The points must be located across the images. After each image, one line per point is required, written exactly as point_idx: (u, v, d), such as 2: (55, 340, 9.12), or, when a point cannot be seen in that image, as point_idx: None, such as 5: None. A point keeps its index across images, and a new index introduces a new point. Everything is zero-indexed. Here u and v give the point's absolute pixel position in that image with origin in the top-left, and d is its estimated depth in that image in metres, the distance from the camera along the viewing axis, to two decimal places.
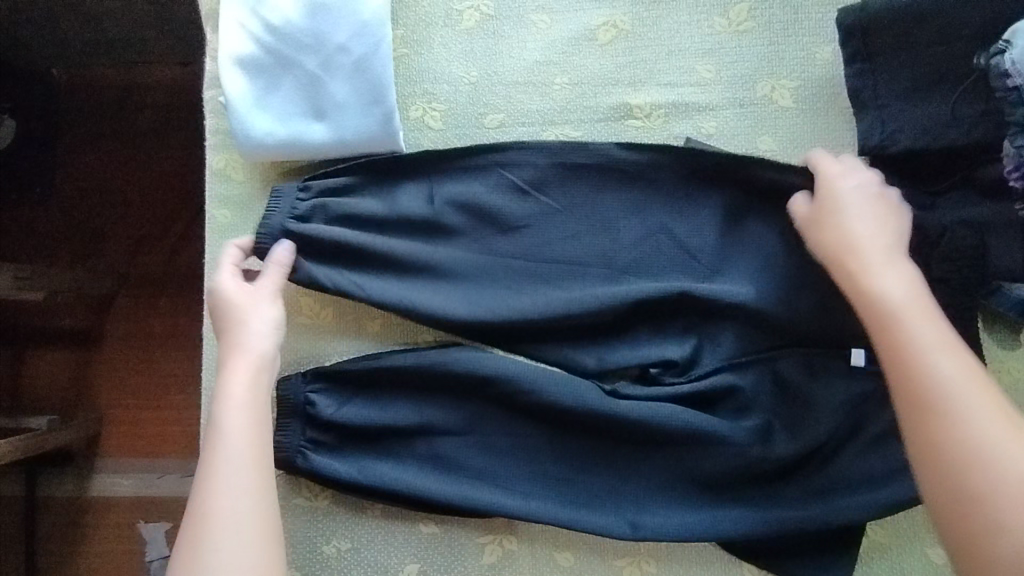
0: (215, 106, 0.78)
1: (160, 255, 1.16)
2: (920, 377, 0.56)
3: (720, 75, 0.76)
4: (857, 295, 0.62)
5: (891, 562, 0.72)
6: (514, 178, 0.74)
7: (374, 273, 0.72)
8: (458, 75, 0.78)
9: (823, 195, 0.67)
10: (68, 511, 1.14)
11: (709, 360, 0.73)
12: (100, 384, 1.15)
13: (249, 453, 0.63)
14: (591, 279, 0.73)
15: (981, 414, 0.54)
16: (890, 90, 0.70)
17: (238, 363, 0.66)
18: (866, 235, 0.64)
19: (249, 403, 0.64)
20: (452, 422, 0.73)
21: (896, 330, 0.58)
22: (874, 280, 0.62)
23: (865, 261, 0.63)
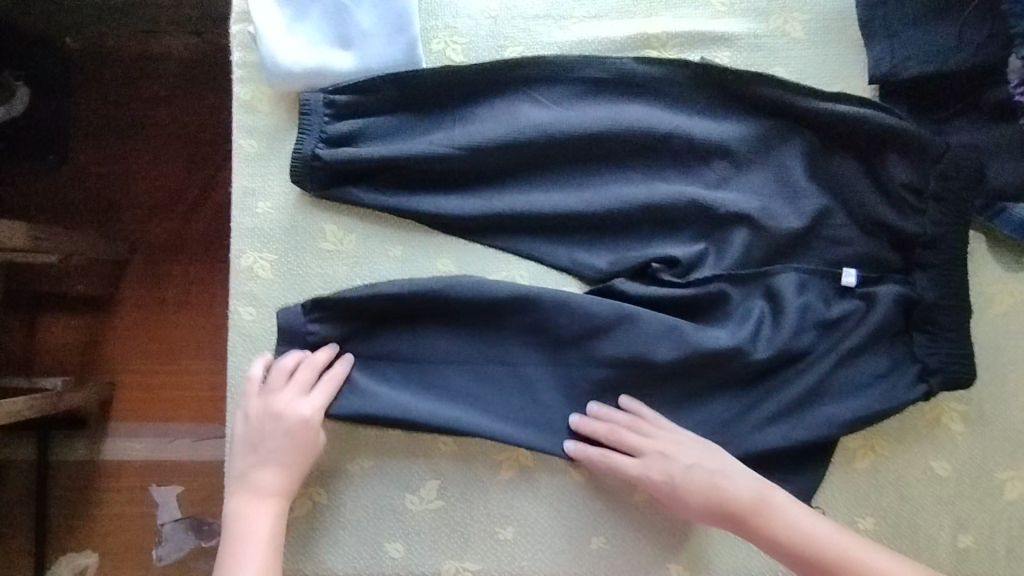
0: (241, 39, 0.80)
1: (174, 218, 1.18)
2: (802, 538, 0.69)
3: (734, 8, 0.79)
4: (700, 510, 0.71)
5: (898, 474, 0.74)
6: (538, 95, 0.78)
7: (399, 178, 0.78)
8: (478, 10, 0.80)
9: (616, 465, 0.73)
10: (80, 477, 1.16)
11: (710, 267, 0.75)
12: (114, 348, 1.18)
13: (267, 559, 0.70)
14: (605, 184, 0.77)
15: (864, 547, 0.68)
16: (898, 19, 0.72)
17: (261, 474, 0.73)
18: (679, 462, 0.72)
19: (267, 511, 0.72)
20: (451, 349, 0.77)
21: (757, 519, 0.70)
22: (733, 520, 0.71)
23: (703, 491, 0.71)
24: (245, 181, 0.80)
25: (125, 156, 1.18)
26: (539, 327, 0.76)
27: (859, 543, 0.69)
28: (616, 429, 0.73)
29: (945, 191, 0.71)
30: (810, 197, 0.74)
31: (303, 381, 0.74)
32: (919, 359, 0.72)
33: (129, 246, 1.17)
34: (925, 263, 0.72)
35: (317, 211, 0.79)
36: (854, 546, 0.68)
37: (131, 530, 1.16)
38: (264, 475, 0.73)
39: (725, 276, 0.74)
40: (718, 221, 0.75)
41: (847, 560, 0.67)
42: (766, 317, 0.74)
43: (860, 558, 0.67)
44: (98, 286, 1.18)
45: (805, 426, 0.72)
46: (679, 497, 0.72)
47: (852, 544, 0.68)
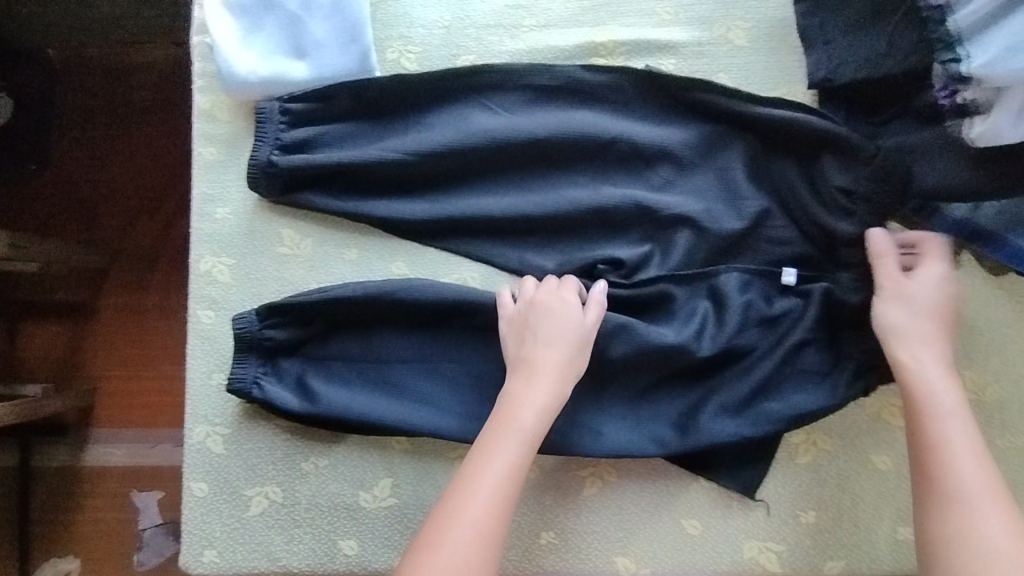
0: (200, 50, 0.82)
1: (150, 227, 1.20)
2: (929, 406, 0.66)
3: (678, 17, 0.81)
4: (938, 344, 0.69)
5: (838, 468, 0.75)
6: (490, 101, 0.80)
7: (354, 183, 0.80)
8: (432, 19, 0.82)
9: (886, 262, 0.71)
10: (60, 482, 1.18)
11: (656, 267, 0.77)
12: (94, 356, 1.19)
13: (527, 449, 0.67)
14: (555, 187, 0.79)
15: (967, 460, 0.64)
16: (836, 26, 0.75)
17: (541, 359, 0.71)
18: (943, 297, 0.70)
19: (552, 387, 0.70)
20: (404, 351, 0.80)
21: (917, 373, 0.68)
22: (911, 347, 0.69)
23: (931, 327, 0.69)
24: (207, 187, 0.82)
25: (100, 166, 1.20)
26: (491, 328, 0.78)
27: (981, 463, 0.64)
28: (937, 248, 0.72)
29: (875, 194, 0.73)
30: (749, 203, 0.77)
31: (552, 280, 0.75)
32: (855, 356, 0.74)
33: (110, 254, 1.19)
34: (849, 263, 0.75)
35: (274, 216, 0.81)
36: (966, 448, 0.64)
37: (114, 535, 1.17)
38: (546, 356, 0.71)
39: (667, 276, 0.76)
40: (663, 223, 0.77)
41: (948, 450, 0.64)
42: (710, 315, 0.76)
43: (955, 457, 0.64)
44: (81, 295, 1.20)
45: (749, 419, 0.74)
46: (925, 319, 0.69)
47: (962, 445, 0.65)
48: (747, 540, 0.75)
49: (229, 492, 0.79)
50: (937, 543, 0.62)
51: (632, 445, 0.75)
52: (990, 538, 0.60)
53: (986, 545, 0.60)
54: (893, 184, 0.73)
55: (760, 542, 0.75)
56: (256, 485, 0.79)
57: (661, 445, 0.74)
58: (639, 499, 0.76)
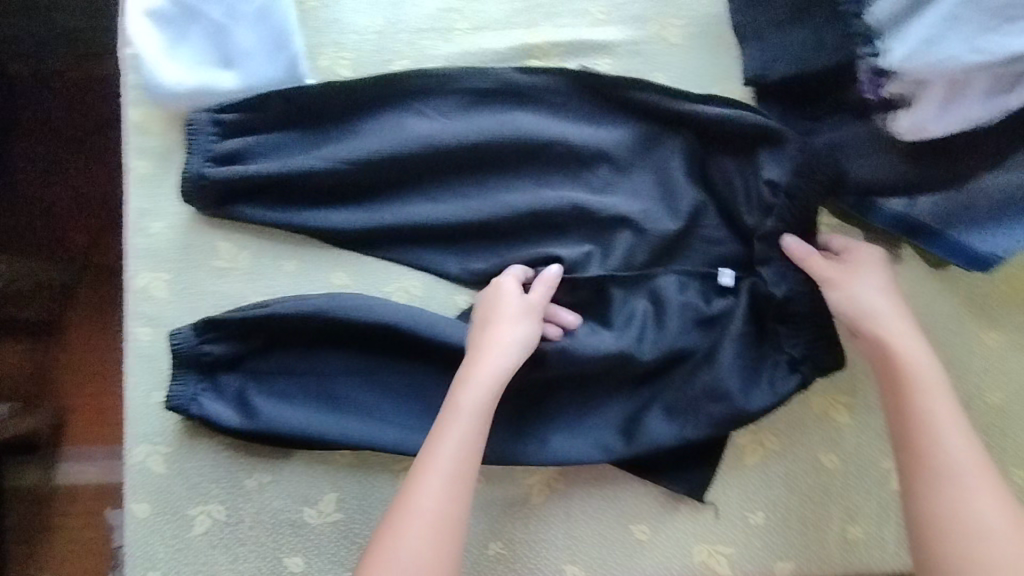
0: (128, 61, 0.80)
1: (105, 243, 1.18)
2: (911, 378, 0.64)
3: (613, 16, 0.80)
4: (904, 317, 0.67)
5: (786, 469, 0.74)
6: (423, 105, 0.79)
7: (287, 193, 0.78)
8: (364, 25, 0.81)
9: (816, 265, 0.70)
10: (30, 503, 1.16)
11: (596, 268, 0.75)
12: (60, 373, 1.17)
13: (478, 431, 0.65)
14: (492, 192, 0.78)
15: (950, 431, 0.62)
16: (767, 20, 0.74)
17: (493, 337, 0.69)
18: (885, 279, 0.69)
19: (501, 362, 0.67)
20: (347, 363, 0.78)
21: (890, 346, 0.66)
22: (881, 322, 0.67)
23: (891, 310, 0.68)
24: (140, 202, 0.80)
25: (50, 181, 1.18)
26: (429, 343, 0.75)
27: (965, 434, 0.62)
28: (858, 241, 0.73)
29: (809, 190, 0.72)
30: (689, 201, 0.76)
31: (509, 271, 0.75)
32: (788, 351, 0.72)
33: (77, 270, 1.17)
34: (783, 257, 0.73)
35: (210, 230, 0.79)
36: (952, 424, 0.62)
37: (87, 554, 1.15)
38: (496, 333, 0.69)
39: (607, 278, 0.74)
40: (604, 223, 0.76)
41: (931, 424, 0.62)
42: (649, 316, 0.74)
43: (940, 432, 0.62)
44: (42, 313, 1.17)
45: (693, 420, 0.73)
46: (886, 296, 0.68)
47: (947, 419, 0.63)
48: (697, 544, 0.74)
49: (171, 513, 0.77)
50: (928, 521, 0.60)
51: (578, 454, 0.73)
52: (981, 513, 0.59)
53: (973, 519, 0.59)
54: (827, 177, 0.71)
55: (709, 545, 0.74)
56: (198, 504, 0.77)
57: (606, 452, 0.73)
58: (587, 506, 0.75)
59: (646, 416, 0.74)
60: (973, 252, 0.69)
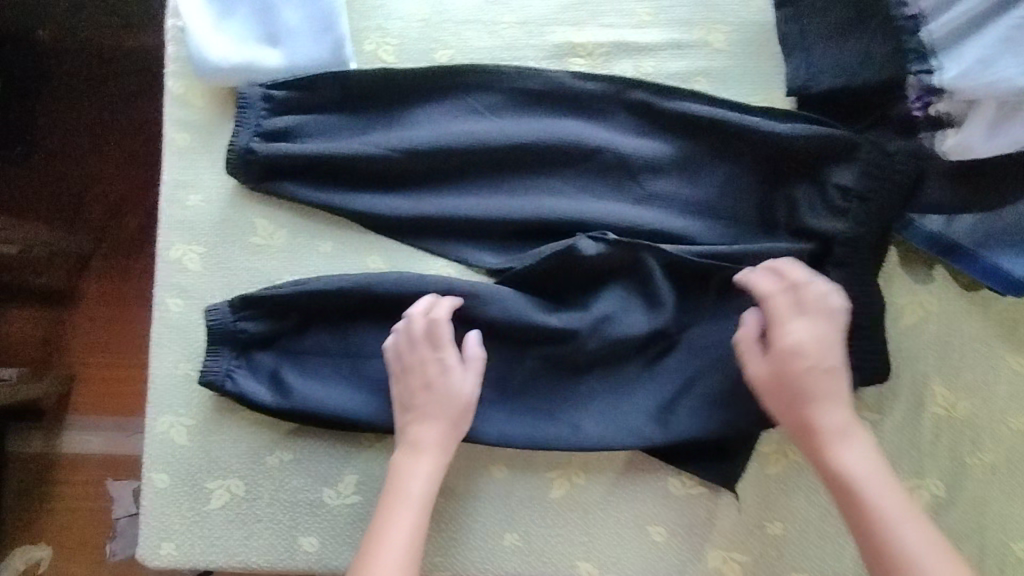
0: (174, 34, 0.81)
1: (127, 216, 1.18)
2: (849, 479, 0.64)
3: (659, 18, 0.80)
4: (839, 410, 0.67)
5: (806, 480, 0.75)
6: (474, 102, 0.79)
7: (333, 177, 0.79)
8: (410, 12, 0.81)
9: (750, 348, 0.69)
10: (37, 468, 1.17)
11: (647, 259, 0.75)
12: (75, 341, 1.18)
13: (420, 517, 0.69)
14: (535, 191, 0.78)
15: (903, 522, 0.61)
16: (815, 32, 0.74)
17: (419, 429, 0.72)
18: (852, 364, 0.68)
19: (438, 455, 0.71)
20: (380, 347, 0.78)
21: (823, 445, 0.66)
22: (818, 413, 0.66)
23: (824, 393, 0.67)
24: (177, 175, 0.81)
25: (82, 151, 1.19)
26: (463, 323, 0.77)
27: (917, 522, 0.62)
28: (784, 292, 0.69)
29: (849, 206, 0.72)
30: (726, 205, 0.77)
31: (422, 336, 0.74)
32: None
33: (93, 241, 1.18)
34: (838, 262, 0.72)
35: (249, 206, 0.80)
36: (905, 515, 0.62)
37: (86, 524, 1.16)
38: (424, 427, 0.72)
39: (653, 267, 0.75)
40: (640, 236, 0.76)
41: (880, 521, 0.62)
42: (680, 315, 0.76)
43: (895, 528, 0.61)
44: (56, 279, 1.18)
45: (720, 412, 0.74)
46: (824, 388, 0.67)
47: (887, 506, 0.62)
48: (713, 550, 0.74)
49: (190, 485, 0.77)
50: None
51: (611, 437, 0.74)
52: None
53: None
54: (895, 183, 0.70)
55: (724, 552, 0.74)
56: (217, 478, 0.77)
57: (639, 437, 0.74)
58: (606, 504, 0.75)
59: (671, 416, 0.75)
60: (1010, 277, 0.69)
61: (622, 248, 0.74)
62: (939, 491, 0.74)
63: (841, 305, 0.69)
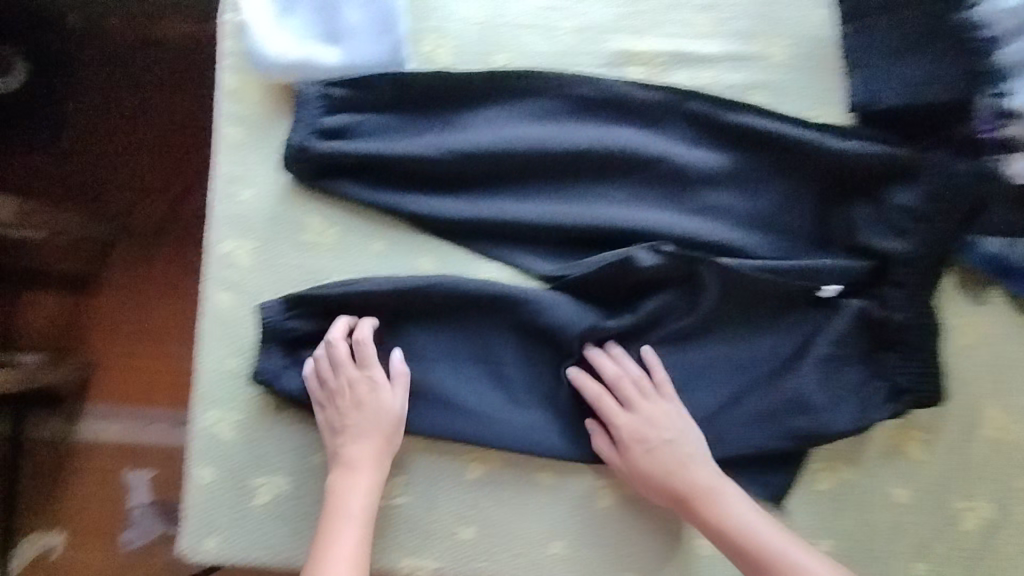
0: (229, 28, 0.80)
1: (160, 206, 1.17)
2: (736, 529, 0.69)
3: (718, 29, 0.79)
4: (692, 479, 0.71)
5: (856, 498, 0.75)
6: (530, 107, 0.79)
7: (389, 177, 0.79)
8: (466, 14, 0.80)
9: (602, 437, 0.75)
10: (50, 455, 1.15)
11: (707, 272, 0.74)
12: (96, 328, 1.17)
13: (362, 531, 0.71)
14: (590, 199, 0.78)
15: (799, 552, 0.67)
16: (880, 50, 0.74)
17: (349, 448, 0.74)
18: (662, 433, 0.73)
19: (373, 469, 0.73)
20: (434, 349, 0.78)
21: (700, 509, 0.71)
22: (692, 479, 0.71)
23: (668, 462, 0.72)
24: (226, 170, 0.80)
25: (117, 140, 1.18)
26: (516, 326, 0.78)
27: (809, 553, 0.68)
28: (620, 380, 0.75)
29: (909, 225, 0.72)
30: (784, 220, 0.77)
31: (345, 358, 0.75)
32: (891, 379, 0.72)
33: (119, 229, 1.17)
34: (897, 282, 0.72)
35: (300, 203, 0.79)
36: (800, 548, 0.68)
37: (101, 513, 1.14)
38: (355, 444, 0.73)
39: (712, 276, 0.74)
40: (694, 250, 0.76)
41: (767, 559, 0.67)
42: (735, 329, 0.76)
43: (792, 556, 0.67)
44: (80, 267, 1.18)
45: (771, 429, 0.74)
46: (688, 466, 0.72)
47: (767, 539, 0.68)
48: None
49: (234, 480, 0.77)
50: None
51: None
52: None
53: None
54: (960, 206, 0.71)
55: None
56: (262, 474, 0.77)
57: (691, 451, 0.74)
58: (655, 515, 0.75)
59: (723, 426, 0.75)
60: None
61: (681, 260, 0.74)
62: (987, 513, 0.74)
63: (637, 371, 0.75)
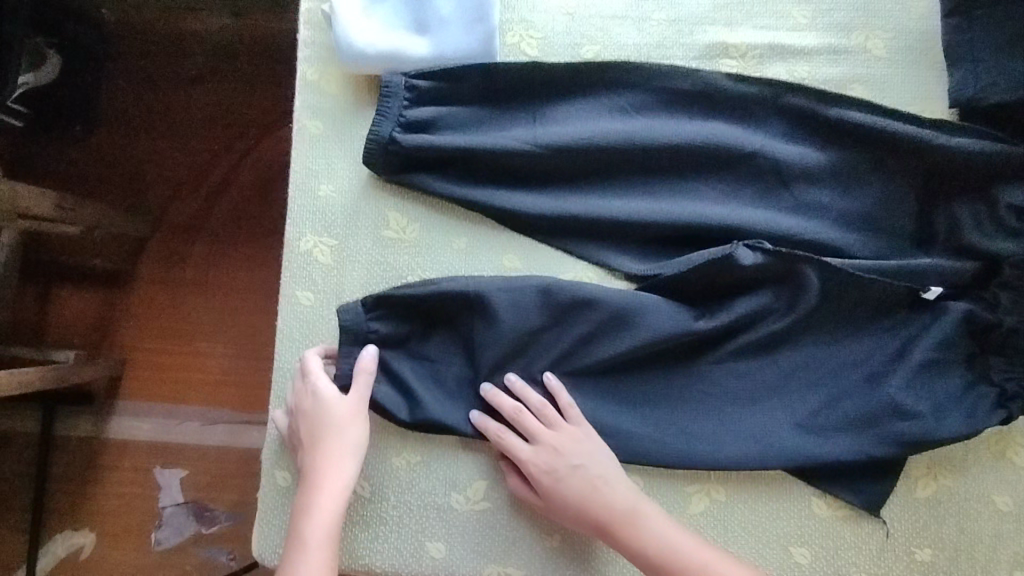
0: (314, 18, 0.79)
1: (205, 200, 1.15)
2: (658, 555, 0.67)
3: (815, 22, 0.78)
4: (603, 506, 0.69)
5: (958, 506, 0.72)
6: (621, 101, 0.77)
7: (473, 172, 0.77)
8: (556, 5, 0.79)
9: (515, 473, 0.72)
10: (82, 454, 1.13)
11: (811, 273, 0.71)
12: (135, 324, 1.14)
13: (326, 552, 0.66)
14: (681, 195, 0.76)
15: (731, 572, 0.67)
16: (987, 45, 0.72)
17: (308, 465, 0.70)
18: (568, 459, 0.70)
19: (337, 482, 0.69)
20: (512, 352, 0.74)
21: (617, 533, 0.69)
22: (603, 505, 0.69)
23: (580, 489, 0.70)
24: (306, 162, 0.78)
25: (165, 134, 1.16)
26: (607, 321, 0.73)
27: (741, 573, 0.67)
28: (521, 413, 0.72)
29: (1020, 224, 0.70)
30: (884, 219, 0.75)
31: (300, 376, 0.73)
32: (997, 383, 0.70)
33: (151, 225, 1.14)
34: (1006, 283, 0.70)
35: (382, 197, 0.77)
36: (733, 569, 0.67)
37: (137, 511, 1.11)
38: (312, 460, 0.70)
39: (816, 272, 0.71)
40: (795, 247, 0.74)
41: None
42: (832, 331, 0.74)
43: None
44: (116, 262, 1.15)
45: (875, 436, 0.71)
46: (592, 493, 0.69)
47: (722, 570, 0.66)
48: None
49: None
50: None
51: (755, 454, 0.72)
52: None
53: None
54: None
55: None
56: None
57: (789, 456, 0.71)
58: (748, 522, 0.73)
59: (821, 432, 0.72)
60: None
61: (783, 261, 0.71)
62: None
63: (536, 399, 0.72)
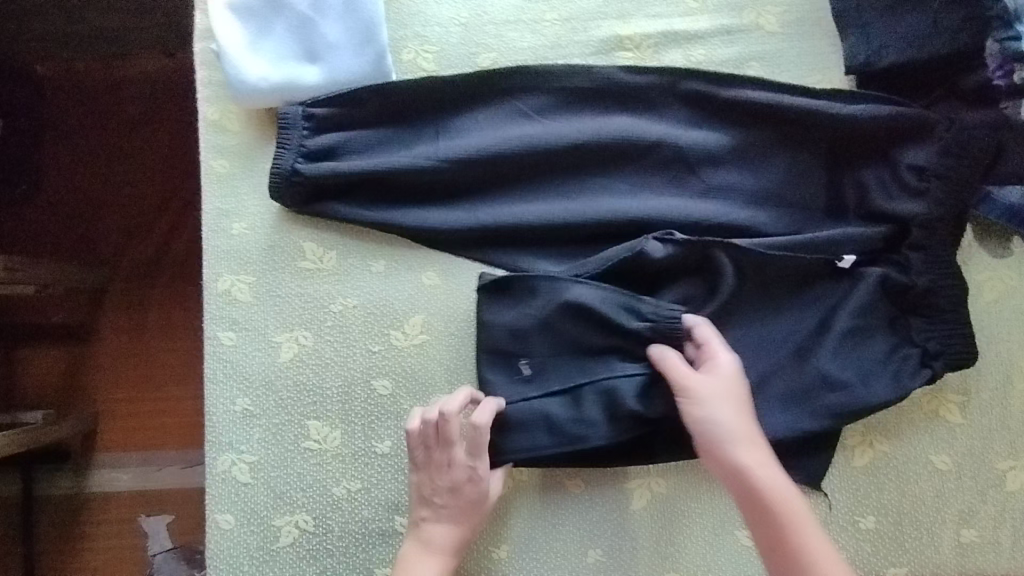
0: (206, 57, 0.78)
1: (150, 244, 1.14)
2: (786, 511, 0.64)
3: (705, 5, 0.78)
4: (755, 451, 0.66)
5: (896, 470, 0.72)
6: (523, 106, 0.77)
7: (383, 194, 0.76)
8: (448, 16, 0.79)
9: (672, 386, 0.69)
10: (63, 512, 1.11)
11: (723, 256, 0.72)
12: (92, 379, 1.13)
13: None
14: (593, 191, 0.76)
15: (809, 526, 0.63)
16: (872, 9, 0.73)
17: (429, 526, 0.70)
18: (739, 401, 0.68)
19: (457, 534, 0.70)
20: None
21: (756, 479, 0.65)
22: (750, 452, 0.66)
23: (739, 429, 0.67)
24: (216, 201, 0.77)
25: (97, 184, 1.14)
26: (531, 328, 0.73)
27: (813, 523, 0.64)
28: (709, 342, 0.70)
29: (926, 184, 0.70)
30: (796, 193, 0.75)
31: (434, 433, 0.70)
32: (919, 343, 0.70)
33: (109, 270, 1.13)
34: (917, 244, 0.70)
35: (295, 228, 0.77)
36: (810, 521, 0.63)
37: (123, 563, 1.11)
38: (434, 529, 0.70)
39: (727, 251, 0.72)
40: (709, 232, 0.74)
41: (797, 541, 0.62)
42: (756, 309, 0.74)
43: (797, 526, 0.63)
44: (77, 313, 1.14)
45: (806, 410, 0.71)
46: (748, 438, 0.67)
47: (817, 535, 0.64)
48: None
49: (258, 523, 0.74)
50: None
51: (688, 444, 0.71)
52: None
53: None
54: (974, 159, 0.69)
55: None
56: (284, 514, 0.74)
57: None
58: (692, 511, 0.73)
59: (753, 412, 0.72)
60: None
61: (694, 248, 0.72)
62: None
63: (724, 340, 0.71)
